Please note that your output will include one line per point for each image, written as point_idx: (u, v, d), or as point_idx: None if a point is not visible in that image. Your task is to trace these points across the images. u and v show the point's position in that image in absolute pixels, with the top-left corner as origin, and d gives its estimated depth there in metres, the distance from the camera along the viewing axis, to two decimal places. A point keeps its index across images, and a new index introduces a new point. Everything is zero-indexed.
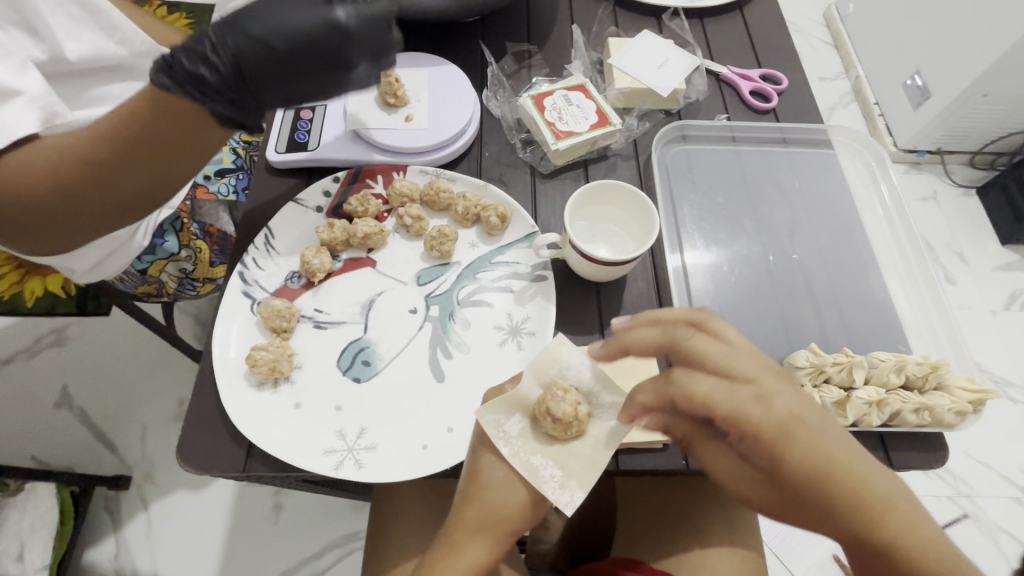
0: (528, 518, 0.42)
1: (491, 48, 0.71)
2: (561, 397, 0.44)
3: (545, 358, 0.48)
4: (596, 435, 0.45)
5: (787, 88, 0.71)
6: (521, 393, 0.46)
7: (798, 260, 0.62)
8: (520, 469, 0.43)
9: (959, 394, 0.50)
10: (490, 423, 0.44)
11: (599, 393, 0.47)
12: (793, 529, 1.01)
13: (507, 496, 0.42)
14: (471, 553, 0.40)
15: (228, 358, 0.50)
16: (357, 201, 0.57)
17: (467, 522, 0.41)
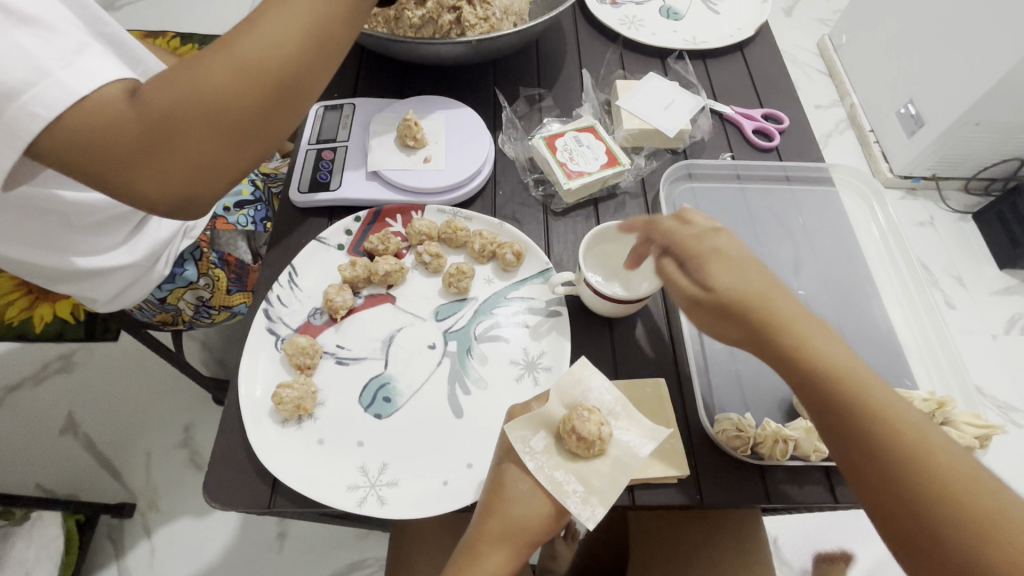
0: (547, 529, 0.46)
1: (504, 91, 0.74)
2: (587, 417, 0.45)
3: (570, 379, 0.49)
4: (617, 454, 0.46)
5: (788, 127, 0.74)
6: (546, 411, 0.48)
7: (804, 295, 0.64)
8: (544, 483, 0.45)
9: (966, 429, 0.51)
10: (517, 438, 0.47)
11: (621, 415, 0.48)
12: (800, 556, 1.01)
13: (530, 509, 0.45)
14: (496, 557, 0.44)
15: (253, 395, 0.51)
16: (378, 239, 0.59)
17: (491, 531, 0.45)
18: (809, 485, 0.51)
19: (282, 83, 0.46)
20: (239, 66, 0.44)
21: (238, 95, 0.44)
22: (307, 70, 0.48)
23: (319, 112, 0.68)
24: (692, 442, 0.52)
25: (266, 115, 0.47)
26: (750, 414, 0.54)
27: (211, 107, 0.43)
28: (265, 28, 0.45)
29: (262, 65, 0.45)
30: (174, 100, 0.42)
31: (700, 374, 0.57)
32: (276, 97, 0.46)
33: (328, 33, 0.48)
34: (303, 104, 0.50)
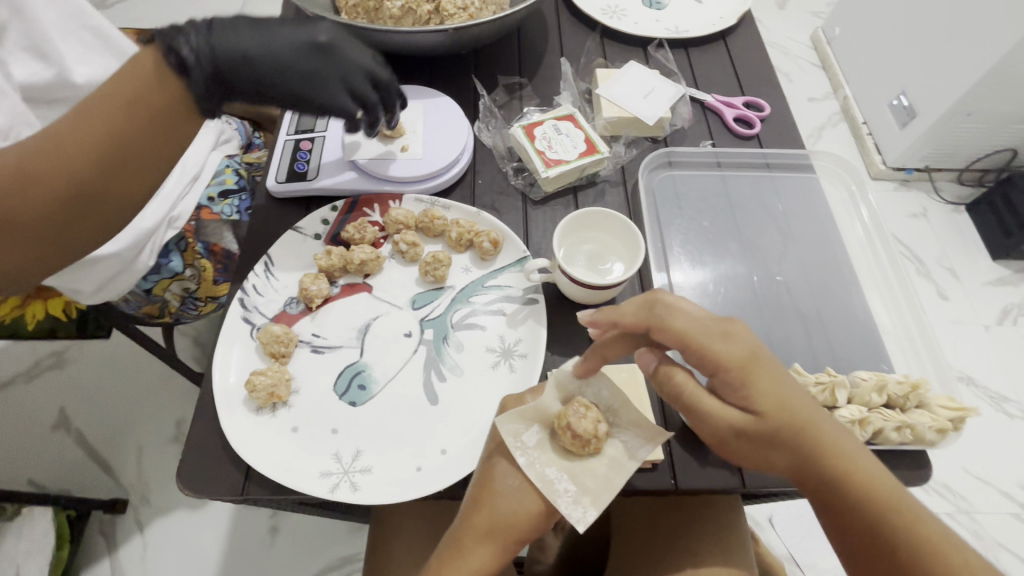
0: (537, 527, 0.45)
1: (483, 81, 0.73)
2: (582, 414, 0.45)
3: (568, 373, 0.49)
4: (612, 455, 0.47)
5: (769, 114, 0.74)
6: (543, 404, 0.48)
7: (783, 281, 0.64)
8: (533, 479, 0.45)
9: (939, 412, 0.51)
10: (509, 432, 0.46)
11: (618, 412, 0.48)
12: (794, 547, 1.01)
13: (519, 505, 0.44)
14: (480, 554, 0.44)
15: (227, 382, 0.51)
16: (354, 229, 0.59)
17: (478, 526, 0.44)
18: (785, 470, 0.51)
19: (79, 194, 0.41)
20: (18, 173, 0.39)
21: (17, 212, 0.39)
22: (115, 179, 0.43)
23: None
24: (668, 428, 0.52)
25: (62, 229, 0.42)
26: None
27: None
28: (66, 127, 0.41)
29: (50, 174, 0.40)
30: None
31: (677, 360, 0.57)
32: (77, 210, 0.42)
33: (144, 137, 0.43)
34: (115, 215, 0.45)
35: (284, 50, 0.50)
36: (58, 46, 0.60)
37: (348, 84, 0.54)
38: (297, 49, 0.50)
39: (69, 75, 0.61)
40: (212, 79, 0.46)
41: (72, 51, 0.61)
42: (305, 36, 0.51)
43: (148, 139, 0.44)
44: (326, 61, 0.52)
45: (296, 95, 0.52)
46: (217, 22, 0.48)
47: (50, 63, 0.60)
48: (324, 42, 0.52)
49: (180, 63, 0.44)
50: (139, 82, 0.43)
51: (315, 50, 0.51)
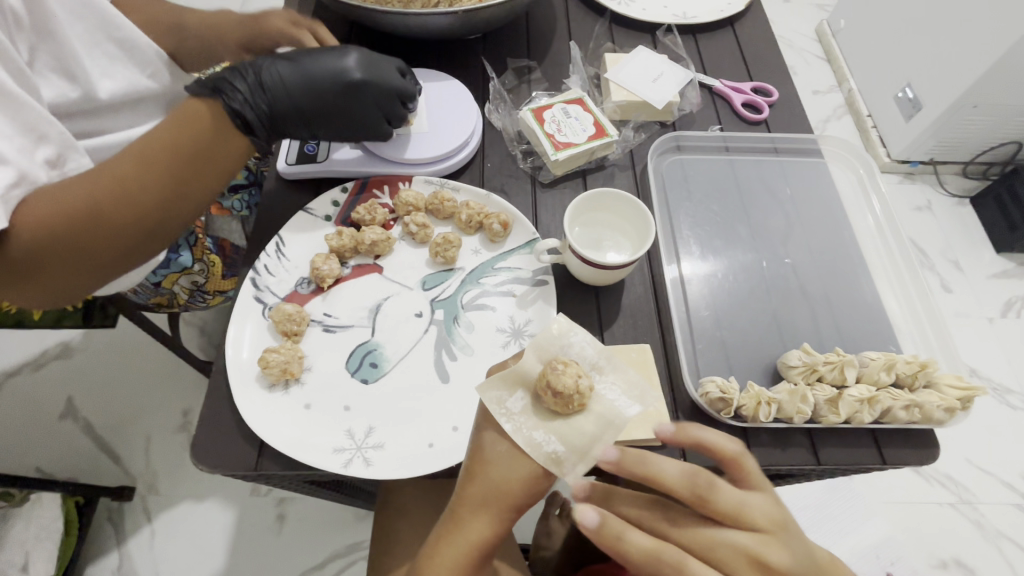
0: (532, 492, 0.45)
1: (493, 64, 0.74)
2: (562, 370, 0.44)
3: (547, 335, 0.47)
4: (599, 411, 0.45)
5: (778, 100, 0.74)
6: (522, 368, 0.46)
7: (791, 264, 0.64)
8: (522, 444, 0.44)
9: (947, 391, 0.52)
10: (493, 400, 0.45)
11: (604, 368, 0.47)
12: None
13: (509, 472, 0.44)
14: (475, 523, 0.44)
15: (240, 358, 0.52)
16: (365, 210, 0.60)
17: (472, 495, 0.45)
18: (793, 449, 0.51)
19: (143, 226, 0.47)
20: (91, 210, 0.44)
21: (88, 243, 0.44)
22: (183, 207, 0.49)
23: None
24: (676, 407, 0.53)
25: (125, 255, 0.47)
26: (734, 377, 0.56)
27: (56, 252, 0.44)
28: (132, 166, 0.46)
29: (124, 213, 0.45)
30: (73, 226, 0.43)
31: (686, 341, 0.57)
32: (140, 239, 0.47)
33: (203, 175, 0.49)
34: (171, 238, 0.51)
35: (326, 90, 0.55)
36: (85, 66, 0.58)
37: (383, 112, 0.59)
38: (338, 89, 0.55)
39: (97, 89, 0.59)
40: (269, 127, 0.53)
41: (97, 66, 0.59)
42: (343, 72, 0.56)
43: (205, 178, 0.49)
44: (363, 96, 0.56)
45: (336, 124, 0.57)
46: (260, 71, 0.52)
47: (77, 83, 0.58)
48: (358, 75, 0.56)
49: (245, 123, 0.51)
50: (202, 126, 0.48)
51: (352, 83, 0.56)
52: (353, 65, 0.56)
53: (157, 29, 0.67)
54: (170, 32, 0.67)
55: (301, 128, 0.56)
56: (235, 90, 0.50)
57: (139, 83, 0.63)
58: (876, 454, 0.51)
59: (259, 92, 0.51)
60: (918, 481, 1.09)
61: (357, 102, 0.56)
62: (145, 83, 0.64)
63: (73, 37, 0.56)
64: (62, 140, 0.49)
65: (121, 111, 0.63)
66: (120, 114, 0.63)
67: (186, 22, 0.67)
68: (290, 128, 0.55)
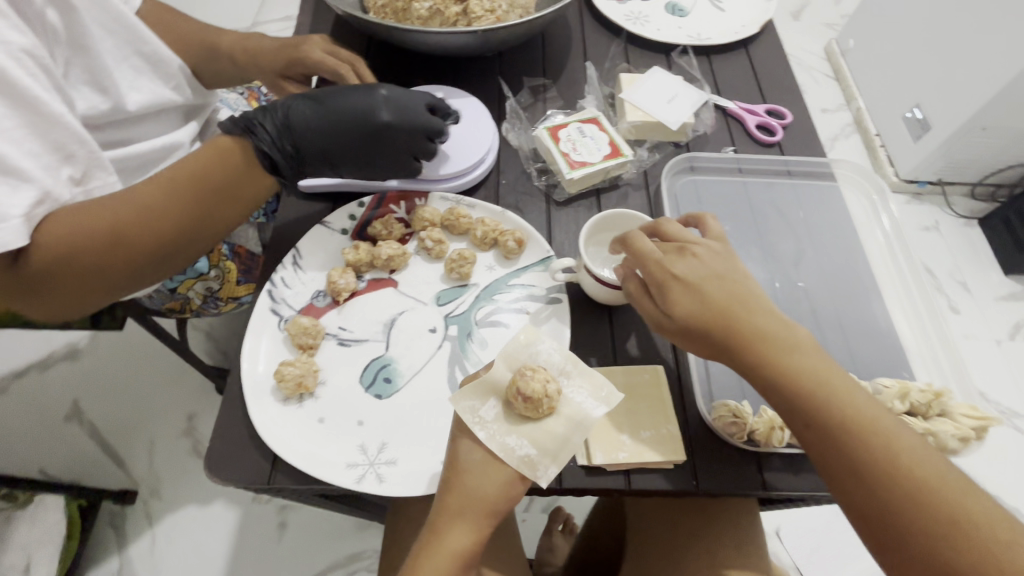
0: (508, 497, 0.45)
1: (510, 82, 0.74)
2: (530, 375, 0.44)
3: (513, 345, 0.48)
4: (567, 414, 0.45)
5: (791, 122, 0.74)
6: (493, 378, 0.46)
7: (804, 287, 0.64)
8: (496, 451, 0.44)
9: (962, 420, 0.52)
10: (466, 409, 0.46)
11: (571, 373, 0.47)
12: (814, 543, 1.00)
13: (483, 478, 0.44)
14: (455, 535, 0.43)
15: (256, 371, 0.52)
16: (381, 225, 0.61)
17: (450, 505, 0.44)
18: (807, 474, 0.51)
19: (159, 252, 0.49)
20: (115, 230, 0.46)
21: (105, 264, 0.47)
22: (202, 233, 0.51)
23: None
24: (689, 431, 0.53)
25: (137, 277, 0.50)
26: (748, 401, 0.55)
27: (69, 272, 0.46)
28: (158, 191, 0.48)
29: (146, 234, 0.48)
30: (96, 244, 0.46)
31: (699, 362, 0.57)
32: (158, 259, 0.49)
33: (225, 205, 0.52)
34: (186, 259, 0.53)
35: (351, 129, 0.56)
36: (113, 76, 0.59)
37: (410, 153, 0.59)
38: (363, 127, 0.56)
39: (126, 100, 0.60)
40: (296, 165, 0.55)
41: (125, 78, 0.61)
42: (369, 110, 0.56)
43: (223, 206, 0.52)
44: (388, 139, 0.57)
45: (364, 164, 0.58)
46: (293, 113, 0.55)
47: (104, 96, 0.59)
48: (386, 119, 0.56)
49: (272, 163, 0.53)
50: (229, 158, 0.51)
51: (379, 127, 0.56)
52: (382, 107, 0.56)
53: (181, 42, 0.68)
54: (193, 45, 0.68)
55: (327, 169, 0.58)
56: (265, 130, 0.53)
57: (162, 95, 0.64)
58: None
59: (287, 131, 0.54)
60: None
61: (383, 144, 0.57)
62: (169, 94, 0.65)
63: (100, 50, 0.57)
64: (90, 159, 0.50)
65: (142, 120, 0.64)
66: (143, 124, 0.65)
67: (210, 36, 0.69)
68: (316, 167, 0.57)
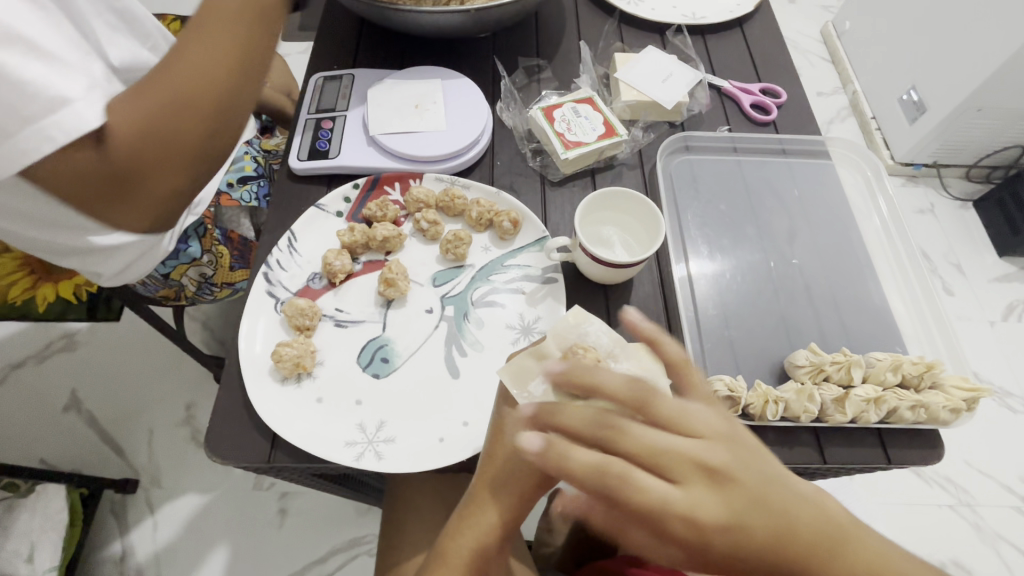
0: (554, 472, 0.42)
1: (503, 63, 0.74)
2: (582, 355, 0.45)
3: (563, 324, 0.48)
4: None
5: (786, 101, 0.74)
6: (541, 350, 0.46)
7: (798, 265, 0.65)
8: None
9: (953, 392, 0.53)
10: (513, 383, 0.44)
11: (620, 356, 0.46)
12: None
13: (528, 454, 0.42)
14: (491, 512, 0.42)
15: (253, 352, 0.52)
16: (376, 206, 0.60)
17: (490, 478, 0.43)
18: (801, 447, 0.52)
19: (212, 117, 0.50)
20: (163, 106, 0.47)
21: (149, 163, 0.48)
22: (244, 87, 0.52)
23: (318, 83, 0.69)
24: None
25: (207, 147, 0.51)
26: (742, 376, 0.56)
27: (146, 157, 0.48)
28: (191, 46, 0.49)
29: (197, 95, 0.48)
30: (149, 121, 0.47)
31: (693, 340, 0.58)
32: (212, 124, 0.50)
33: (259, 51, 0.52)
34: (238, 127, 0.54)
35: None
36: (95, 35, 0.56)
37: None
38: None
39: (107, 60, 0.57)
40: None
41: (103, 32, 0.57)
42: None
43: (250, 75, 0.52)
44: None
45: None
46: None
47: None
48: None
49: None
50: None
51: None
52: None
53: None
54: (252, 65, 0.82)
55: None
56: None
57: (141, 54, 0.62)
58: (882, 453, 0.52)
59: None
60: (917, 483, 1.10)
61: None
62: (148, 55, 0.63)
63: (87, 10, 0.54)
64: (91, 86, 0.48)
65: None
66: None
67: None
68: None
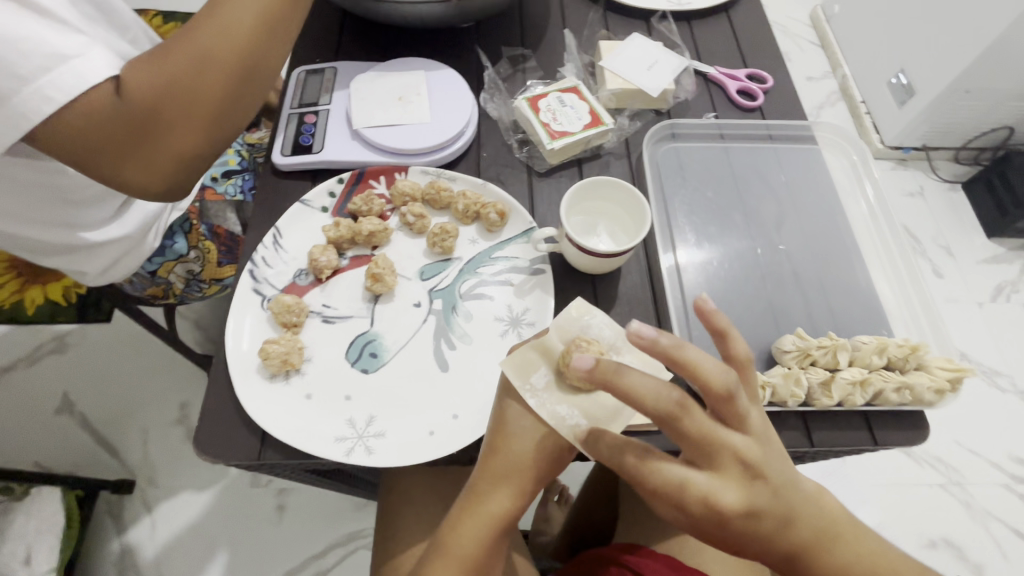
0: (554, 463, 0.45)
1: (488, 53, 0.73)
2: (586, 348, 0.46)
3: (566, 318, 0.49)
4: None
5: (772, 87, 0.74)
6: (546, 343, 0.47)
7: (785, 250, 0.65)
8: (546, 420, 0.44)
9: (938, 373, 0.53)
10: (518, 375, 0.45)
11: (622, 349, 0.49)
12: None
13: (532, 447, 0.44)
14: (495, 501, 0.43)
15: (241, 349, 0.52)
16: (362, 201, 0.60)
17: (493, 469, 0.44)
18: (789, 431, 0.52)
19: (233, 69, 0.50)
20: (187, 55, 0.48)
21: (168, 111, 0.48)
22: (271, 47, 0.53)
23: (300, 76, 0.68)
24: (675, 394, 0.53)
25: (229, 103, 0.52)
26: None
27: (165, 104, 0.48)
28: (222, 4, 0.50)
29: (219, 46, 0.49)
30: (172, 69, 0.48)
31: (682, 328, 0.58)
32: (233, 76, 0.51)
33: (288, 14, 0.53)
34: (261, 89, 0.54)
35: None
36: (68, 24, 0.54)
37: None
38: None
39: None
40: None
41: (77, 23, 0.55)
42: None
43: (277, 36, 0.53)
44: None
45: None
46: None
47: None
48: None
49: None
50: None
51: None
52: None
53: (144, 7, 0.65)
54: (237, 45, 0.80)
55: None
56: None
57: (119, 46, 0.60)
58: (869, 435, 0.53)
59: None
60: (908, 463, 1.12)
61: None
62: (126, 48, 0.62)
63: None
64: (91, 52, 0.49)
65: None
66: None
67: None
68: None
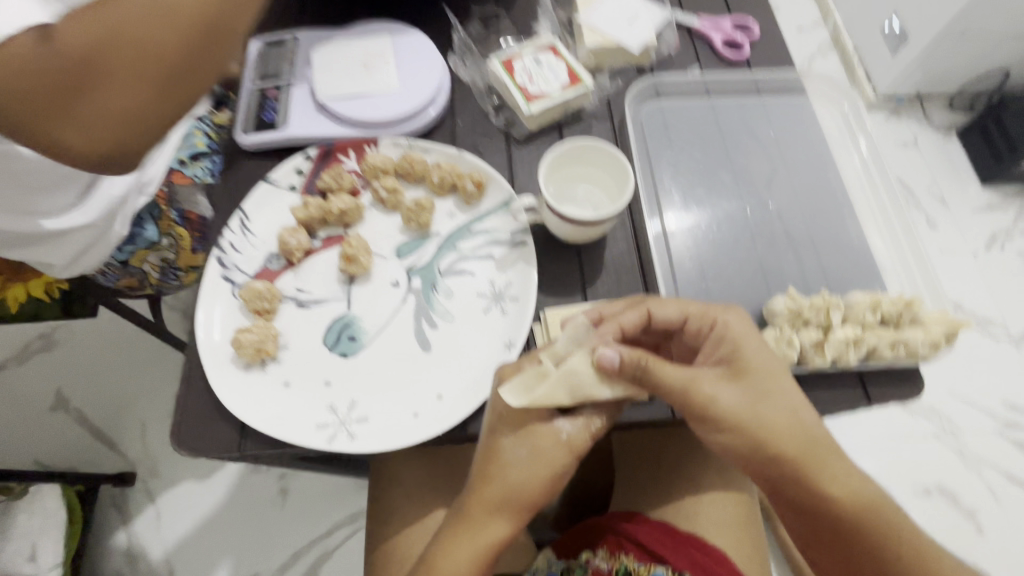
0: (550, 490, 0.45)
1: (457, 12, 0.69)
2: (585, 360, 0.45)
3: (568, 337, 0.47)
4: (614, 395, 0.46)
5: (759, 36, 0.70)
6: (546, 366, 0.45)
7: (775, 209, 0.63)
8: (540, 447, 0.45)
9: (933, 326, 0.52)
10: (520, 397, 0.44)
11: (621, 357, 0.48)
12: None
13: (530, 475, 0.44)
14: (492, 530, 0.44)
15: (214, 340, 0.50)
16: (331, 176, 0.57)
17: (489, 498, 0.44)
18: None
19: (196, 23, 0.44)
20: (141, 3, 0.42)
21: (111, 63, 0.41)
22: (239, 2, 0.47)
23: (259, 47, 0.64)
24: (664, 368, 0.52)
25: (188, 61, 0.45)
26: None
27: (107, 55, 0.41)
28: None
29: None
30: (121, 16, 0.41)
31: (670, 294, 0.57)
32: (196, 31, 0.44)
33: None
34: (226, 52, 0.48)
35: None
36: None
37: None
38: None
39: None
40: None
41: None
42: None
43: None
44: None
45: None
46: None
47: None
48: None
49: None
50: None
51: None
52: None
53: None
54: None
55: None
56: None
57: None
58: (863, 393, 0.52)
59: None
60: (903, 416, 1.12)
61: None
62: None
63: None
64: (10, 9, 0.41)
65: None
66: None
67: None
68: None
